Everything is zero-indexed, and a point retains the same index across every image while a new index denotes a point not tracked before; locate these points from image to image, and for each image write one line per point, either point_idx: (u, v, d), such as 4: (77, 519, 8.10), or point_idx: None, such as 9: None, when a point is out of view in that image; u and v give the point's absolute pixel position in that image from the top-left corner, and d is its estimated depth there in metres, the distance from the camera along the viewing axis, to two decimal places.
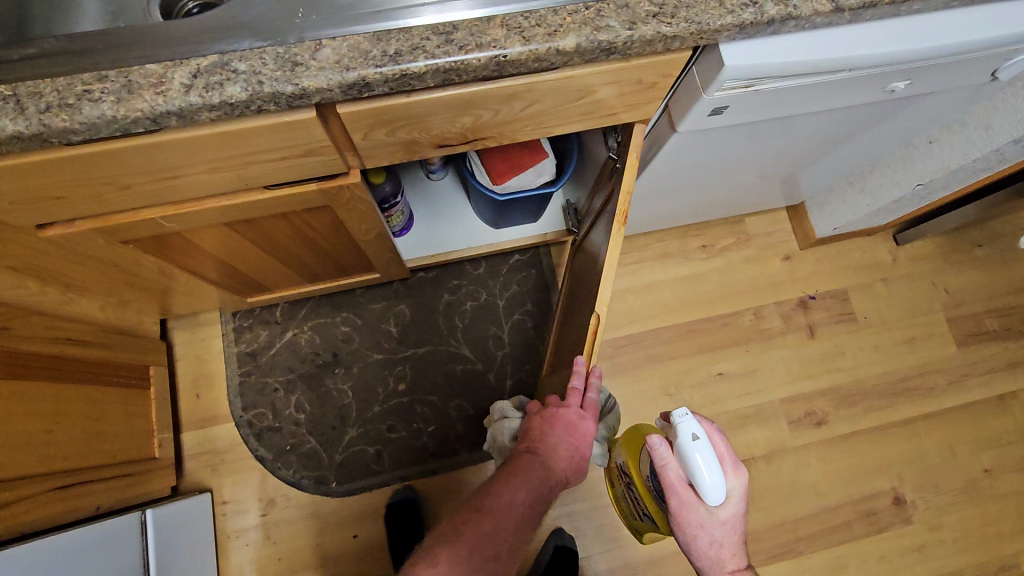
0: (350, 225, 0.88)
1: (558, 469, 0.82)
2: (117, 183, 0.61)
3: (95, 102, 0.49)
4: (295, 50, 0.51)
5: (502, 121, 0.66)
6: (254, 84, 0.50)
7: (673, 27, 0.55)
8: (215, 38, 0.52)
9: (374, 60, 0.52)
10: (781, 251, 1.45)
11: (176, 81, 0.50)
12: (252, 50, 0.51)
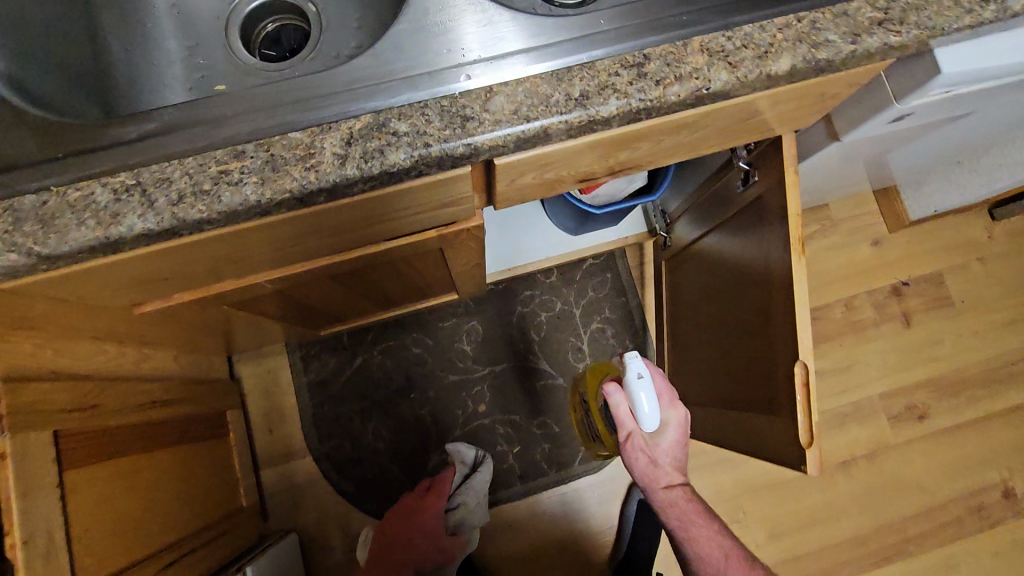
0: (453, 260, 0.79)
1: (443, 547, 1.05)
2: (231, 257, 0.52)
3: (235, 186, 0.40)
4: (463, 102, 0.43)
5: (659, 149, 0.57)
6: (420, 148, 0.42)
7: (903, 36, 0.45)
8: (365, 89, 0.43)
9: (558, 106, 0.43)
10: (869, 236, 1.36)
11: (327, 151, 0.41)
12: (412, 105, 0.43)
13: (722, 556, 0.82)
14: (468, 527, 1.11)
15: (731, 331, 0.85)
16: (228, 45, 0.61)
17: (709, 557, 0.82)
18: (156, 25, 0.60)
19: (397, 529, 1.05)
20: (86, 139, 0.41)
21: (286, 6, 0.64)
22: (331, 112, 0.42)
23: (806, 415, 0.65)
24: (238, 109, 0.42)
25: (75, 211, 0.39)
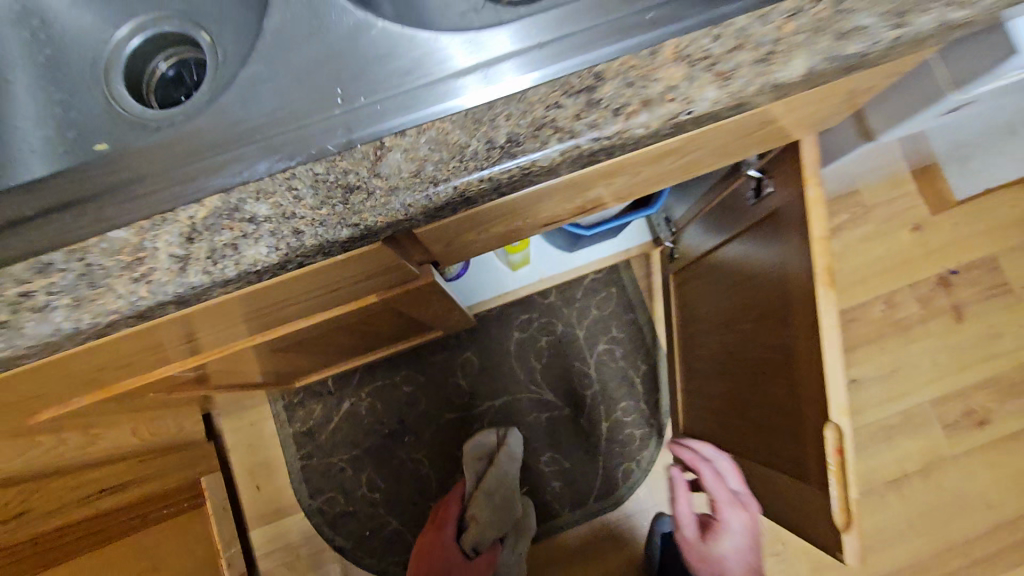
0: (417, 312, 0.68)
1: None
2: (123, 364, 0.44)
3: (44, 313, 0.30)
4: (346, 166, 0.31)
5: (638, 180, 0.44)
6: (293, 239, 0.30)
7: (971, 8, 0.31)
8: (243, 155, 0.33)
9: (435, 173, 0.31)
10: (910, 221, 1.19)
11: (161, 254, 0.31)
12: (273, 175, 0.32)
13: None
14: (489, 538, 1.02)
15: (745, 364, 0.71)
16: (111, 97, 0.51)
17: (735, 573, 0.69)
18: (14, 77, 0.49)
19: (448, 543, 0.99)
20: None
21: (177, 39, 0.53)
22: (179, 198, 0.32)
23: (845, 490, 0.52)
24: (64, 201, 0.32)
25: None
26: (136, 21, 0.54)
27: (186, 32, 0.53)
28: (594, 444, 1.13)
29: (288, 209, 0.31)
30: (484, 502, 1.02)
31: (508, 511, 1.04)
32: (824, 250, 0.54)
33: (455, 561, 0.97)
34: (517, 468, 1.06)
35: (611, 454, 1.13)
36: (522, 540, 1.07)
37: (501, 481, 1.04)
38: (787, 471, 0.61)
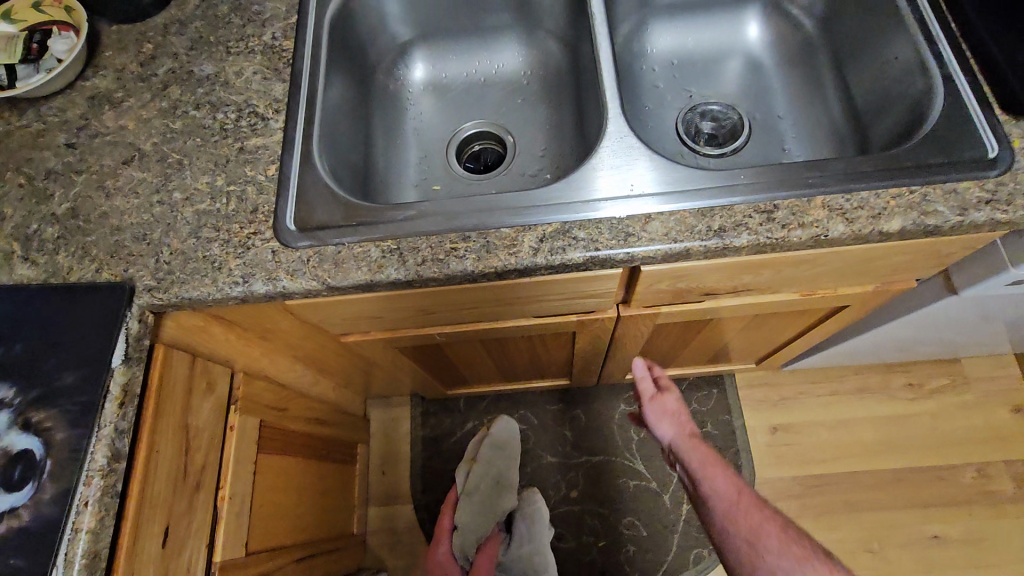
0: (580, 346, 0.92)
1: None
2: (427, 311, 0.70)
3: (460, 259, 0.58)
4: (627, 222, 0.58)
5: (778, 279, 0.68)
6: (592, 251, 0.57)
7: (1010, 214, 0.54)
8: (572, 206, 0.59)
9: (673, 235, 0.56)
10: (1008, 401, 1.28)
11: (526, 244, 0.58)
12: (590, 220, 0.58)
13: (691, 441, 0.68)
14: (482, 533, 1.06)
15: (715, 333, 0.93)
16: (448, 161, 0.84)
17: (676, 432, 0.71)
18: (404, 141, 0.84)
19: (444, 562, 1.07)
20: (374, 217, 0.60)
21: (491, 136, 0.87)
22: (532, 217, 0.59)
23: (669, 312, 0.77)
24: (470, 207, 0.60)
25: (356, 261, 0.59)
26: (472, 122, 0.88)
27: (498, 133, 0.86)
28: (672, 521, 1.25)
29: (595, 234, 0.57)
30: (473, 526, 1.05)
31: (499, 500, 1.08)
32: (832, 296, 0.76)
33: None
34: (506, 461, 1.12)
35: (686, 536, 1.23)
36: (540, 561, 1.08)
37: (484, 471, 1.09)
38: (628, 338, 0.90)
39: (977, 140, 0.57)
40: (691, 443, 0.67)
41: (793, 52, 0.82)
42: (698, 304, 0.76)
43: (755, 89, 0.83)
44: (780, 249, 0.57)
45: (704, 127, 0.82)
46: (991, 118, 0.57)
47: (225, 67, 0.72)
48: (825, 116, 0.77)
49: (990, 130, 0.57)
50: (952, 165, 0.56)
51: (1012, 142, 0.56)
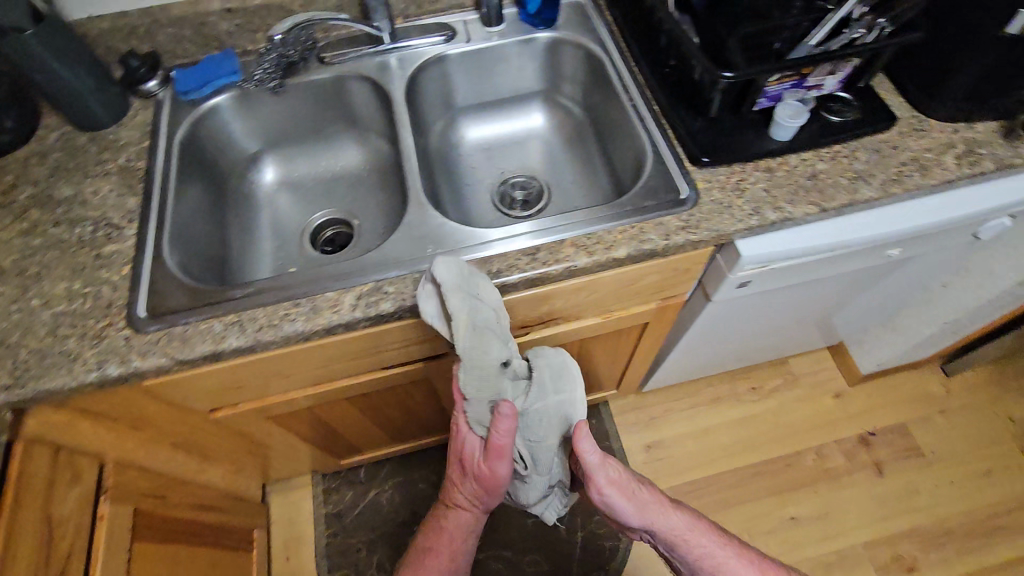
0: (442, 392, 1.05)
1: (480, 475, 0.76)
2: (282, 375, 0.81)
3: (291, 322, 0.70)
4: None
5: (571, 307, 0.85)
6: (400, 300, 0.71)
7: (698, 235, 0.75)
8: (384, 267, 0.73)
9: None
10: (831, 389, 1.53)
11: (346, 302, 0.71)
12: (398, 277, 0.72)
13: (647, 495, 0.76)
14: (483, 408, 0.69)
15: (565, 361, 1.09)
16: (302, 246, 0.98)
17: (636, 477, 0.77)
18: (261, 234, 0.98)
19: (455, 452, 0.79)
20: (218, 297, 0.72)
21: (340, 221, 1.02)
22: (351, 280, 0.72)
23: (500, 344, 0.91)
24: (300, 279, 0.72)
25: (201, 336, 0.69)
26: (322, 211, 1.03)
27: (346, 218, 1.02)
28: (570, 550, 1.34)
29: (402, 287, 0.72)
30: (479, 389, 0.68)
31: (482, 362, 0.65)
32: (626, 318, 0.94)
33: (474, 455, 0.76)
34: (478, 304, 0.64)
35: (584, 562, 1.33)
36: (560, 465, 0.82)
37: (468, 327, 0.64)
38: None
39: (674, 185, 0.79)
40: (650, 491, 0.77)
41: (571, 131, 1.05)
42: (523, 337, 0.92)
43: (546, 162, 1.05)
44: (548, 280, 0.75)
45: (517, 195, 1.02)
46: (682, 170, 0.80)
47: (82, 188, 0.83)
48: (596, 176, 0.99)
49: (682, 179, 0.80)
50: (657, 206, 0.78)
51: (696, 185, 0.79)
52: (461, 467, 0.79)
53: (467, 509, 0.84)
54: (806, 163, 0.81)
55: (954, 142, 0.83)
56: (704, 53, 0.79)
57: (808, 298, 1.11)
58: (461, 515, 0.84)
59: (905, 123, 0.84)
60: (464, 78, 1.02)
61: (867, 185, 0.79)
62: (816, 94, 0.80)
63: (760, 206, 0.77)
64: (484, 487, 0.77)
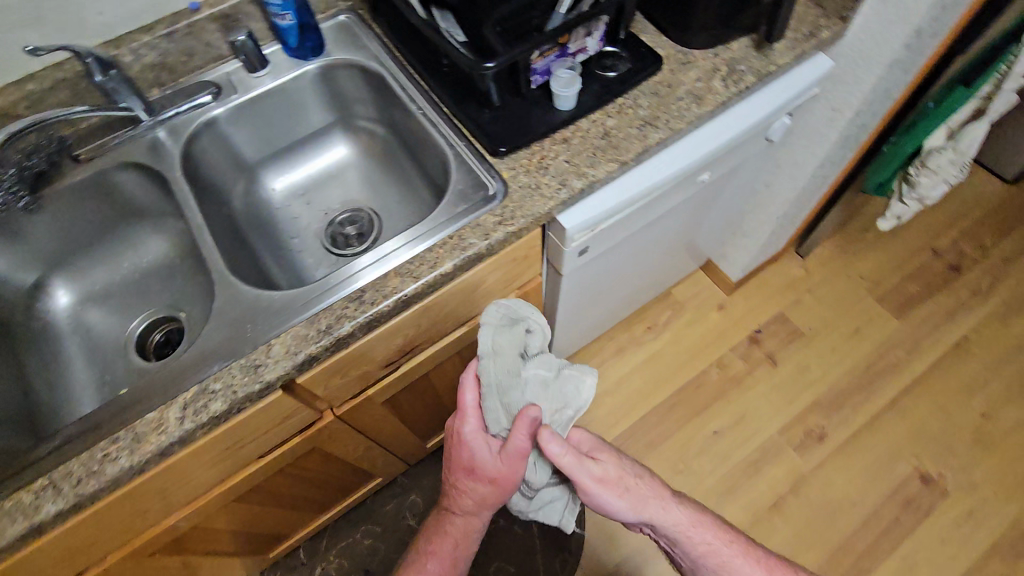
0: (341, 452, 0.99)
1: (497, 474, 0.73)
2: (139, 511, 0.73)
3: (115, 460, 0.62)
4: (254, 356, 0.68)
5: (429, 330, 0.83)
6: (230, 394, 0.65)
7: (515, 225, 0.75)
8: (204, 364, 0.67)
9: (293, 348, 0.68)
10: (714, 304, 1.63)
11: (171, 417, 0.64)
12: (222, 369, 0.67)
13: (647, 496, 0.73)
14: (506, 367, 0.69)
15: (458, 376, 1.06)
16: (127, 362, 0.87)
17: (646, 475, 0.74)
18: (75, 365, 0.87)
19: (460, 456, 0.75)
20: (19, 466, 0.62)
21: (166, 319, 0.92)
22: (170, 392, 0.66)
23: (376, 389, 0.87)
24: (111, 410, 0.65)
25: (10, 516, 0.60)
26: (141, 316, 0.93)
27: (170, 314, 0.92)
28: (531, 543, 1.35)
29: (229, 379, 0.66)
30: (506, 347, 0.69)
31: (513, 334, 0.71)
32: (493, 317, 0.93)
33: (487, 458, 0.74)
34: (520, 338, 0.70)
35: (546, 549, 1.35)
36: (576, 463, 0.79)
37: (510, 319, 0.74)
38: (377, 421, 0.98)
39: (481, 183, 0.79)
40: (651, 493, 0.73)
41: (381, 151, 1.02)
42: (392, 375, 0.88)
43: (366, 190, 1.02)
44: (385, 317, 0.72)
45: (349, 232, 0.97)
46: (485, 165, 0.81)
47: None
48: (415, 190, 0.97)
49: (487, 174, 0.80)
50: (469, 208, 0.77)
51: (502, 175, 0.80)
52: (468, 472, 0.75)
53: (475, 514, 0.80)
54: (597, 123, 0.84)
55: (717, 65, 0.90)
56: (469, 46, 0.81)
57: (658, 240, 1.17)
58: (463, 520, 0.81)
59: (672, 61, 0.90)
60: (247, 135, 0.96)
61: (655, 127, 0.84)
62: (583, 58, 0.82)
63: (566, 177, 0.79)
64: (497, 484, 0.74)
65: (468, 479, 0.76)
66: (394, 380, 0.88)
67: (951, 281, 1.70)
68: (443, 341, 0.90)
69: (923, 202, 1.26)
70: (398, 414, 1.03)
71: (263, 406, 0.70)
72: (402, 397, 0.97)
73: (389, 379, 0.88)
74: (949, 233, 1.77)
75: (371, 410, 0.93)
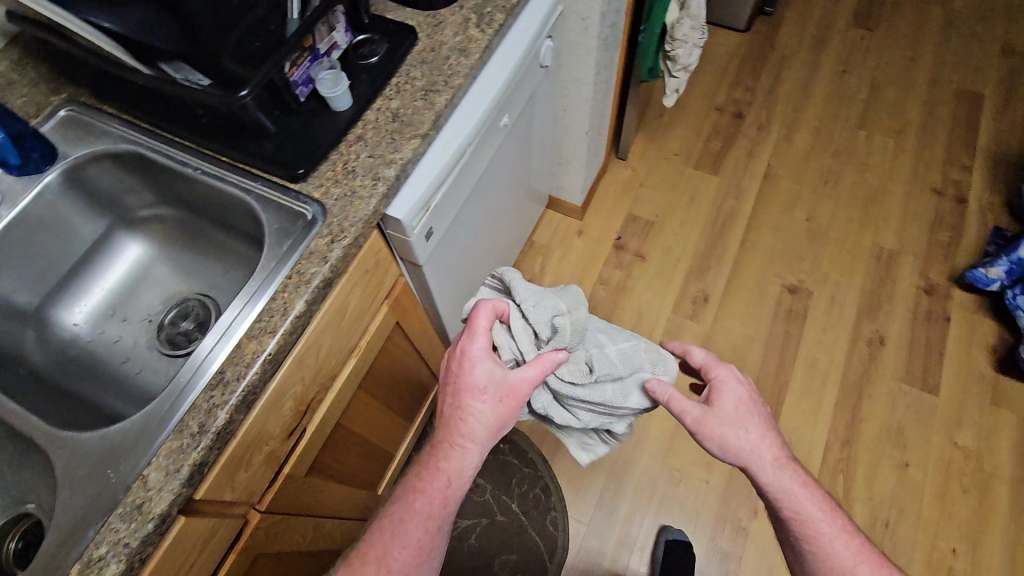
0: (291, 543, 0.91)
1: (506, 388, 0.76)
2: None
3: None
4: (131, 498, 0.58)
5: (321, 375, 0.79)
6: (123, 551, 0.56)
7: (349, 235, 0.72)
8: (75, 537, 0.57)
9: (171, 468, 0.60)
10: (574, 232, 1.77)
11: None
12: (99, 532, 0.57)
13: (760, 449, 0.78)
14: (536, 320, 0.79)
15: (374, 410, 1.03)
16: None
17: (759, 434, 0.78)
18: None
19: (467, 376, 0.77)
20: None
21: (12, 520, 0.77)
22: None
23: (293, 463, 0.81)
24: None
25: None
26: None
27: (15, 512, 0.77)
28: (519, 521, 1.36)
29: (113, 536, 0.57)
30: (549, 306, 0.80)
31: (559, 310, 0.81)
32: (377, 335, 0.90)
33: (495, 376, 0.77)
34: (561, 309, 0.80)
35: (535, 518, 1.37)
36: (604, 414, 0.83)
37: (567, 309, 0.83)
38: (314, 495, 0.92)
39: (295, 211, 0.75)
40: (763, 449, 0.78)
41: (179, 230, 0.92)
42: (304, 439, 0.82)
43: (182, 278, 0.92)
44: (260, 386, 0.66)
45: (186, 326, 0.87)
46: (290, 194, 0.76)
47: None
48: (234, 253, 0.89)
49: (296, 201, 0.75)
50: (294, 241, 0.72)
51: (314, 196, 0.75)
52: (471, 390, 0.77)
53: (470, 444, 0.78)
54: (382, 108, 0.83)
55: (465, 16, 0.92)
56: (218, 84, 0.74)
57: (494, 199, 1.20)
58: (455, 456, 0.78)
59: (425, 27, 0.91)
60: (10, 279, 0.82)
61: (437, 91, 0.84)
62: (339, 53, 0.81)
63: (376, 170, 0.77)
64: (495, 401, 0.76)
65: (471, 399, 0.76)
66: (307, 443, 0.82)
67: (741, 129, 1.96)
68: (337, 382, 0.85)
69: (688, 70, 1.42)
70: (333, 475, 0.97)
71: (170, 542, 0.62)
72: (326, 457, 0.91)
73: (301, 446, 0.82)
74: (723, 92, 2.05)
75: (301, 485, 0.86)
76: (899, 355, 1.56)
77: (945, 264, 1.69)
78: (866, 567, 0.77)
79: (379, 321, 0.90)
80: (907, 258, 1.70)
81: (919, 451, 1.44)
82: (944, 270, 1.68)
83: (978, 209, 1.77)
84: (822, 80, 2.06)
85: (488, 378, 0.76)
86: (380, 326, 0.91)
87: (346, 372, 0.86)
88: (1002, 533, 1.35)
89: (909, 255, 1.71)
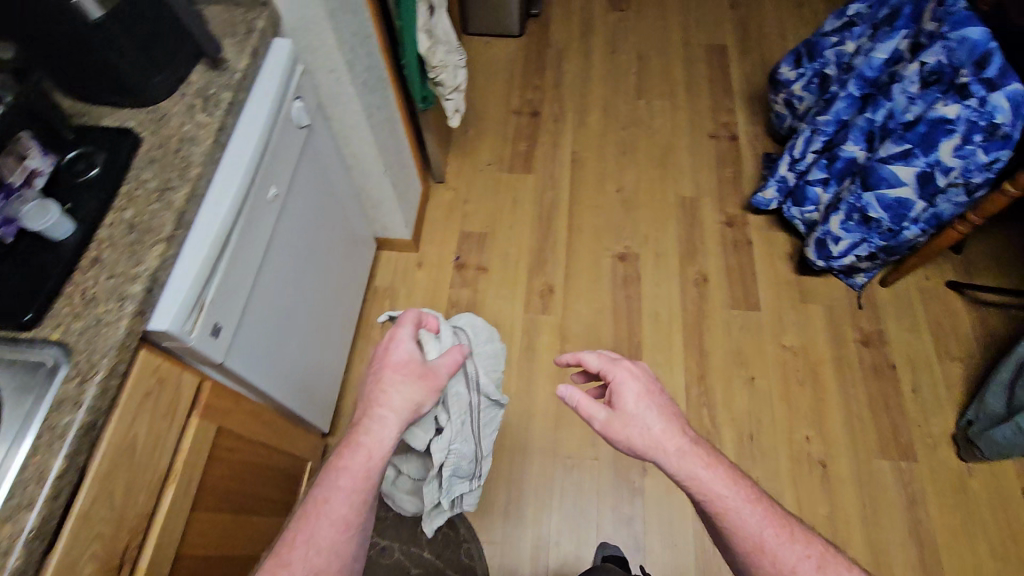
0: None
1: (426, 367, 0.88)
2: None
3: None
4: None
5: (130, 518, 0.73)
6: None
7: (102, 369, 0.67)
8: None
9: None
10: (414, 266, 1.81)
11: None
12: None
13: (660, 439, 0.90)
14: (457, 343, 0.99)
15: (229, 520, 0.97)
16: None
17: (660, 426, 0.90)
18: None
19: (392, 358, 0.89)
20: None
21: None
22: None
23: None
24: None
25: None
26: None
27: None
28: (435, 564, 1.36)
29: None
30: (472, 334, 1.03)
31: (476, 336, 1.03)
32: (194, 448, 0.85)
33: (416, 359, 0.89)
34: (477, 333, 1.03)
35: (449, 554, 1.38)
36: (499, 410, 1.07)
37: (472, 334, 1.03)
38: None
39: (34, 362, 0.68)
40: (663, 438, 0.90)
41: None
42: None
43: None
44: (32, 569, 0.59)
45: None
46: (23, 345, 0.69)
47: None
48: None
49: (32, 350, 0.68)
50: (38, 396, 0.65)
51: (53, 339, 0.69)
52: (394, 369, 0.88)
53: (387, 418, 0.84)
54: (116, 221, 0.78)
55: (189, 102, 0.89)
56: None
57: (299, 266, 1.17)
58: (373, 433, 0.83)
59: (147, 125, 0.87)
60: None
61: (174, 187, 0.81)
62: (39, 179, 0.74)
63: (121, 290, 0.72)
64: (421, 378, 0.87)
65: (394, 374, 0.87)
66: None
67: (540, 125, 2.09)
68: (157, 515, 0.79)
69: (460, 89, 1.48)
70: None
71: None
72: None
73: None
74: (515, 95, 2.17)
75: None
76: (721, 286, 1.76)
77: (735, 196, 1.93)
78: (771, 529, 0.85)
79: (191, 433, 0.85)
80: (706, 200, 1.92)
81: (758, 363, 1.65)
82: (737, 201, 1.91)
83: (748, 141, 2.04)
84: (597, 63, 2.25)
85: (409, 359, 0.89)
86: (195, 437, 0.85)
87: (166, 499, 0.81)
88: (836, 407, 1.59)
89: (707, 197, 1.93)
